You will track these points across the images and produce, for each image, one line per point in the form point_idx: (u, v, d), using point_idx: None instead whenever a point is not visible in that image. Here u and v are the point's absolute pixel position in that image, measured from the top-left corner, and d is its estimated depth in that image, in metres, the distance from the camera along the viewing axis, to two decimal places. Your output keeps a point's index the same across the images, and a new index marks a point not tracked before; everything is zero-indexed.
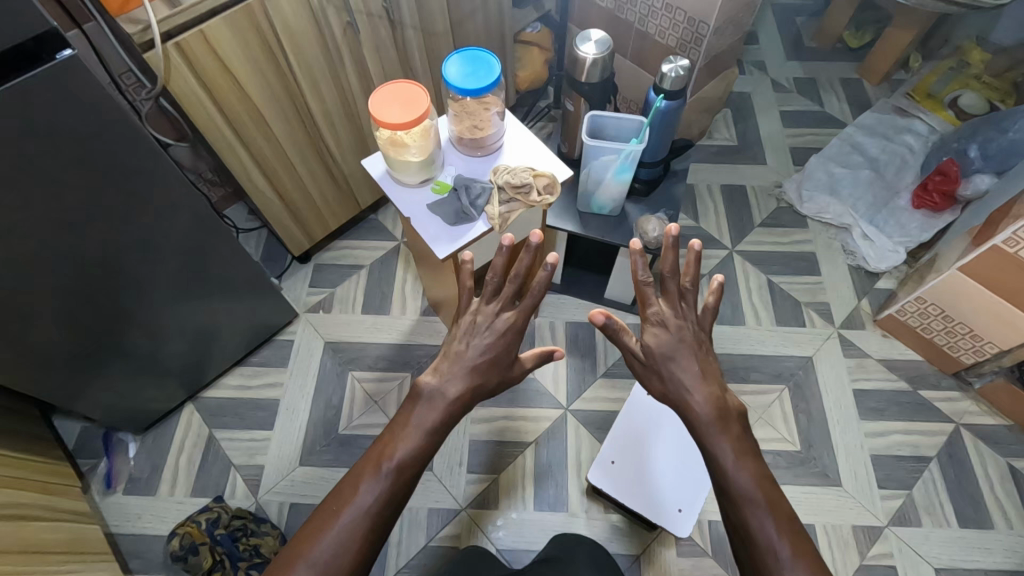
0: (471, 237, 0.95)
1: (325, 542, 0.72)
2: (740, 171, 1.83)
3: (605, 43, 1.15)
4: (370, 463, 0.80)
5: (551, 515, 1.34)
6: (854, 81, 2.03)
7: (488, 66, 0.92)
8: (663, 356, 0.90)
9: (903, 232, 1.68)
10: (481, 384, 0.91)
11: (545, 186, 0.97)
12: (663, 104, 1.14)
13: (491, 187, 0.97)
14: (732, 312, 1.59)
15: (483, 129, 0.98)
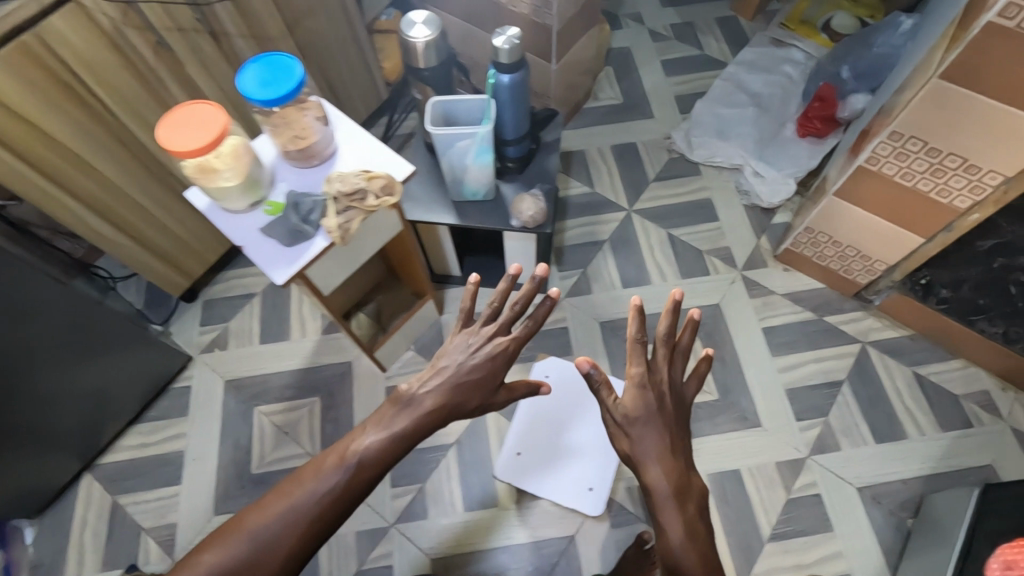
0: (310, 256, 0.89)
1: (269, 520, 0.74)
2: (628, 128, 1.80)
3: (433, 23, 1.07)
4: (332, 456, 0.81)
5: (483, 513, 1.31)
6: (730, 18, 2.01)
7: (288, 68, 0.86)
8: (638, 427, 0.84)
9: (793, 163, 1.67)
10: (471, 396, 0.88)
11: (382, 188, 0.91)
12: (505, 79, 1.08)
13: (325, 198, 0.90)
14: (637, 273, 1.57)
15: (306, 139, 0.92)
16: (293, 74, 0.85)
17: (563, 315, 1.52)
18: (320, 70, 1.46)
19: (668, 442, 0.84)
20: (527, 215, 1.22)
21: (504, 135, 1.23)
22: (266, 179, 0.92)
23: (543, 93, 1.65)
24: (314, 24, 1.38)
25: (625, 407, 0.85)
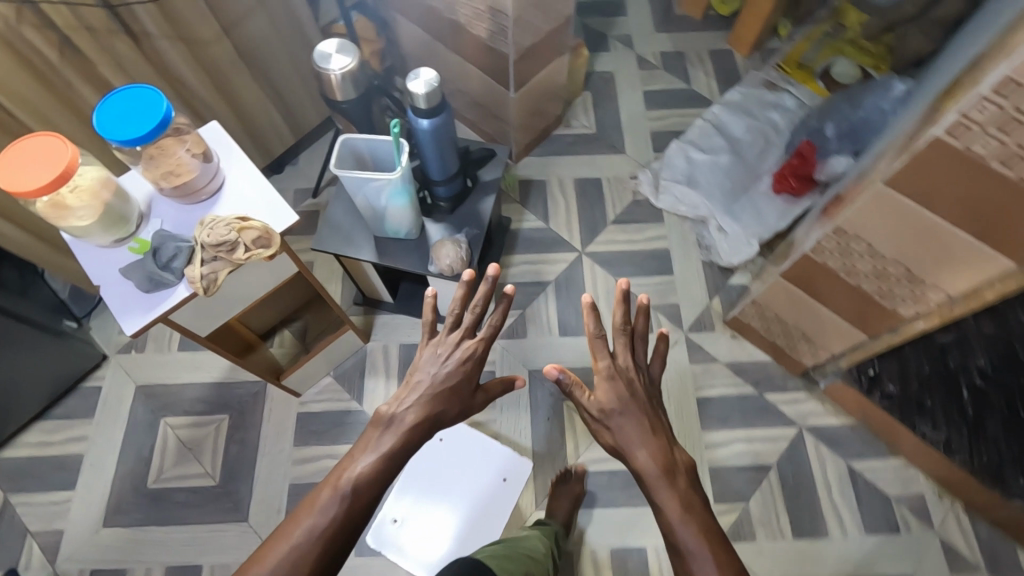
0: (167, 307, 0.83)
1: (269, 561, 0.67)
2: (596, 162, 1.70)
3: (350, 55, 0.98)
4: (320, 490, 0.74)
5: (373, 560, 1.27)
6: (724, 52, 1.89)
7: (147, 103, 0.78)
8: (615, 413, 0.84)
9: (759, 222, 1.58)
10: (446, 408, 0.86)
11: (257, 240, 0.85)
12: (426, 125, 1.00)
13: (192, 244, 0.83)
14: (578, 321, 1.49)
15: (179, 177, 0.85)
16: (149, 110, 0.77)
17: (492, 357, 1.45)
18: (262, 74, 1.38)
19: (648, 422, 0.83)
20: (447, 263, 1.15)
21: (432, 175, 1.15)
22: (137, 215, 0.86)
23: (503, 119, 1.56)
24: (256, 26, 1.29)
25: (598, 395, 0.86)
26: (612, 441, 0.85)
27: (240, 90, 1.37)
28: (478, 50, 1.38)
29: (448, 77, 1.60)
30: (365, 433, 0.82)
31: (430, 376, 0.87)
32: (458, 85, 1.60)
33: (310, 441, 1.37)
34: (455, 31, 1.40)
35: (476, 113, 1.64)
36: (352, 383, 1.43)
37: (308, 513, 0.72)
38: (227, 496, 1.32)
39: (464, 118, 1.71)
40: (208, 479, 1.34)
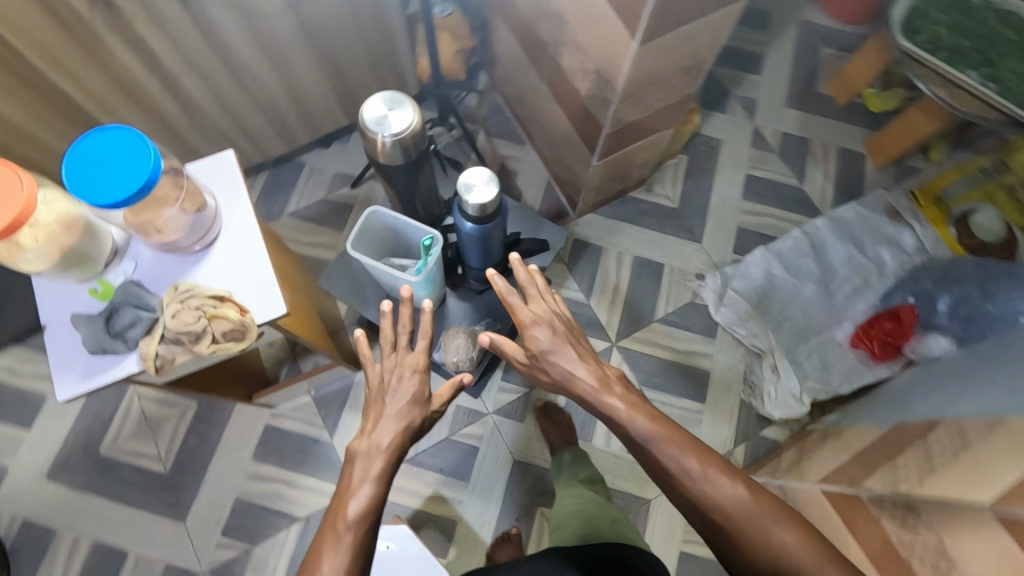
0: (110, 380, 0.71)
1: None
2: (665, 245, 1.50)
3: (407, 123, 0.80)
4: (319, 548, 0.63)
5: None
6: (855, 155, 1.61)
7: (131, 154, 0.63)
8: (545, 353, 0.78)
9: (820, 377, 1.39)
10: (412, 419, 0.76)
11: (229, 333, 0.71)
12: (470, 230, 0.83)
13: (156, 316, 0.71)
14: (584, 422, 1.35)
15: (158, 235, 0.71)
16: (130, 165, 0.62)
17: (481, 431, 1.33)
18: (328, 56, 1.20)
19: (562, 345, 0.79)
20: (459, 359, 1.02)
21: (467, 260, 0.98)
22: (105, 256, 0.73)
23: (578, 174, 1.35)
24: (329, 4, 1.10)
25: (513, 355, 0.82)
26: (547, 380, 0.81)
27: (298, 67, 1.19)
28: (572, 103, 1.17)
29: (533, 105, 1.39)
30: (340, 490, 0.69)
31: (393, 405, 0.76)
32: (541, 117, 1.39)
33: (269, 458, 1.29)
34: (553, 71, 1.19)
35: (551, 152, 1.43)
36: (329, 409, 1.33)
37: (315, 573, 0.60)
38: (172, 488, 1.27)
39: (538, 149, 1.50)
40: (158, 463, 1.28)
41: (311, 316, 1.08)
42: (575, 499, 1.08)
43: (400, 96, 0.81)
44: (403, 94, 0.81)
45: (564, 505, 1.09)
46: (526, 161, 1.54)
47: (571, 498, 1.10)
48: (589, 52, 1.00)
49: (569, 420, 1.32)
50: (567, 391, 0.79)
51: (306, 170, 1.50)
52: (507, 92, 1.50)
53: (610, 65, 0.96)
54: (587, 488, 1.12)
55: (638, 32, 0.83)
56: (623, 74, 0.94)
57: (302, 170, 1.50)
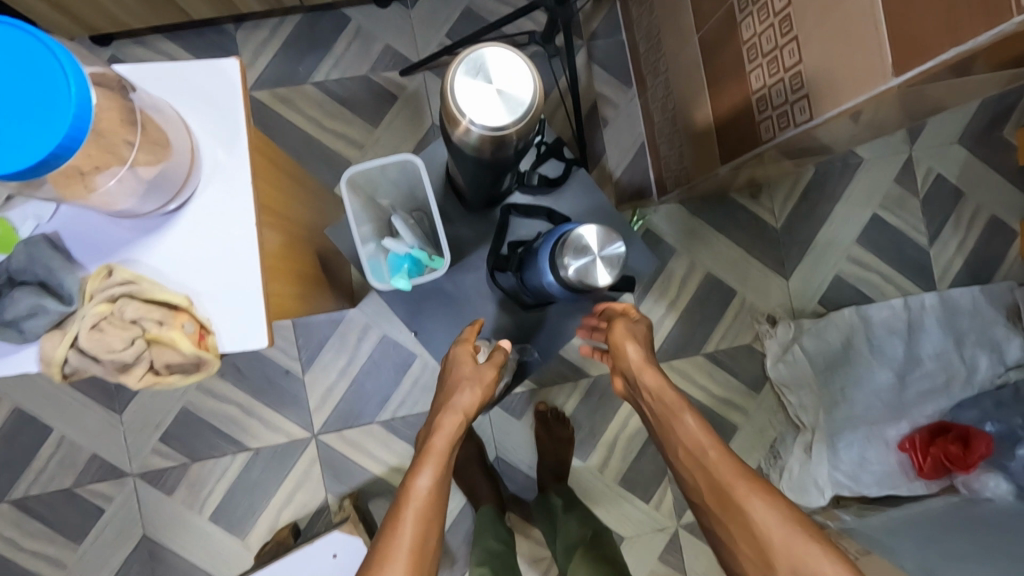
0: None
1: None
2: (745, 269, 1.25)
3: (516, 112, 0.51)
4: (384, 547, 0.60)
5: (224, 535, 1.12)
6: (1006, 231, 1.31)
7: (22, 67, 0.41)
8: (623, 344, 0.71)
9: (854, 472, 1.22)
10: (474, 396, 0.68)
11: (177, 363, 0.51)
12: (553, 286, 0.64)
13: (73, 310, 0.50)
14: (585, 440, 1.19)
15: (88, 197, 0.48)
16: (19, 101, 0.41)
17: None
18: None
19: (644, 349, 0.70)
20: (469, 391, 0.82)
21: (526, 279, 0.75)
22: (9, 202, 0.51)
23: (687, 163, 1.05)
24: None
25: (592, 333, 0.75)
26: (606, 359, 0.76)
27: None
28: (728, 87, 0.85)
29: (664, 49, 1.04)
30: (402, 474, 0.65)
31: (465, 396, 0.68)
32: (668, 71, 1.04)
33: (229, 375, 1.13)
34: (721, 31, 0.84)
35: (662, 118, 1.11)
36: (309, 341, 1.14)
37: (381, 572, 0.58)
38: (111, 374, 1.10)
39: (645, 103, 1.17)
40: None
41: (312, 267, 0.84)
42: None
43: (484, 52, 0.50)
44: (491, 46, 0.50)
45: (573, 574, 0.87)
46: (624, 112, 1.21)
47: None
48: (797, 45, 0.68)
49: (570, 434, 1.15)
50: (632, 390, 0.73)
51: (350, 31, 1.14)
52: (634, 14, 1.13)
53: (828, 84, 0.65)
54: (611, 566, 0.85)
55: (908, 76, 0.54)
56: (836, 108, 0.64)
57: (345, 30, 1.14)
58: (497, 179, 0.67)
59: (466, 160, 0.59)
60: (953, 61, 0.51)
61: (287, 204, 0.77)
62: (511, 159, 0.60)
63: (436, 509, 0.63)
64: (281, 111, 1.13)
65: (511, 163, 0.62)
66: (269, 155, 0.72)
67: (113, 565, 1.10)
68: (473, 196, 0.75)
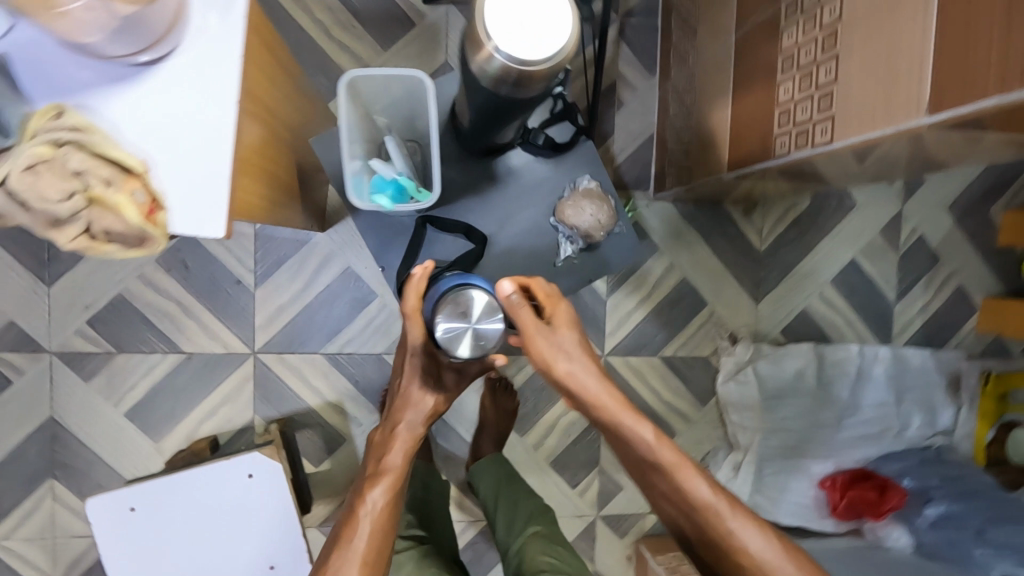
0: None
1: None
2: (719, 283, 1.26)
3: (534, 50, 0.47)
4: (332, 564, 0.62)
5: (137, 433, 1.07)
6: (969, 303, 1.35)
7: None
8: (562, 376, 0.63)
9: (771, 499, 1.26)
10: (426, 406, 0.71)
11: (116, 233, 0.50)
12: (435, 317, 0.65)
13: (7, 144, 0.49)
14: (526, 415, 1.19)
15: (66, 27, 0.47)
16: None
17: None
18: None
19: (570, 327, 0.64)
20: None
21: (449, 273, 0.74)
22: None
23: (691, 162, 1.03)
24: None
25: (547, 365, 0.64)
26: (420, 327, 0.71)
27: None
28: (754, 93, 0.83)
29: (697, 41, 1.00)
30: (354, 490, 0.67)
31: (413, 410, 0.71)
32: (696, 65, 1.01)
33: (174, 271, 1.06)
34: (758, 32, 0.82)
35: (676, 111, 1.08)
36: (266, 254, 1.08)
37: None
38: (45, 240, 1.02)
39: (664, 94, 1.14)
40: None
41: (282, 177, 0.77)
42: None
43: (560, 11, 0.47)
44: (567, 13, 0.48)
45: (526, 561, 0.86)
46: (639, 98, 1.18)
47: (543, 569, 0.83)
48: (835, 63, 0.66)
49: (514, 407, 1.15)
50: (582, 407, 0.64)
51: None
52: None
53: (855, 108, 0.63)
54: (563, 551, 0.87)
55: (937, 116, 0.53)
56: (858, 137, 0.63)
57: None
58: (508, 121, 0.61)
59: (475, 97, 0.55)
60: (996, 109, 0.49)
61: (276, 103, 0.73)
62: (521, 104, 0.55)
63: (388, 526, 0.64)
64: (288, 6, 1.05)
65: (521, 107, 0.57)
66: (272, 50, 0.70)
67: (11, 441, 1.03)
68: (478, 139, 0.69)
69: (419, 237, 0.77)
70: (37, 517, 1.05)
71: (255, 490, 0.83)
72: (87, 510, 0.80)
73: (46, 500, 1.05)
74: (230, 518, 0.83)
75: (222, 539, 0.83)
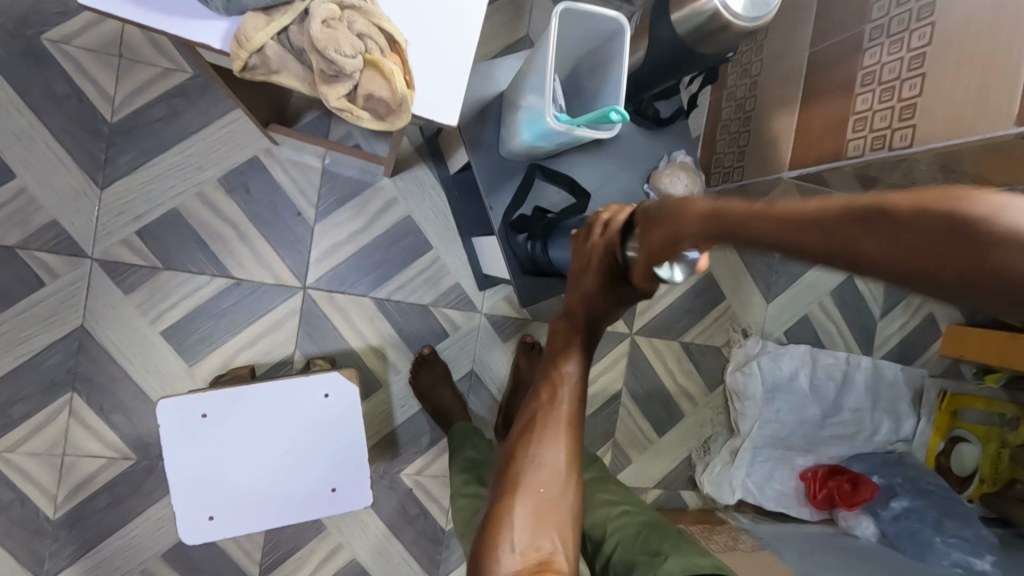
0: (195, 31, 0.57)
1: (540, 456, 0.61)
2: (737, 281, 1.37)
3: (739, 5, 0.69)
4: (539, 421, 0.63)
5: (171, 354, 1.03)
6: (936, 328, 1.53)
7: None
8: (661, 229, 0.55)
9: (760, 485, 1.36)
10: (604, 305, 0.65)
11: (374, 99, 0.58)
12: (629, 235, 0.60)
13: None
14: None
15: None
16: None
17: (461, 322, 1.17)
18: None
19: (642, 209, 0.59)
20: (520, 284, 0.84)
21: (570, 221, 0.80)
22: None
23: (745, 162, 1.12)
24: None
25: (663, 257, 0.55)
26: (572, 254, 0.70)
27: None
28: (828, 102, 0.93)
29: (763, 53, 1.11)
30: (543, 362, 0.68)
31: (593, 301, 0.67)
32: (759, 75, 1.11)
33: (236, 193, 1.04)
34: (837, 50, 0.93)
35: (731, 115, 1.19)
36: (331, 191, 1.08)
37: (545, 443, 0.61)
38: (105, 140, 0.98)
39: (717, 99, 1.25)
40: (107, 107, 0.98)
41: None
42: (623, 525, 0.77)
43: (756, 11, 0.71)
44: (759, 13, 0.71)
45: (586, 502, 0.83)
46: None
47: (605, 512, 0.80)
48: (922, 80, 0.78)
49: None
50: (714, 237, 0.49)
51: None
52: None
53: (939, 118, 0.75)
54: (621, 492, 0.86)
55: None
56: (940, 143, 0.75)
57: None
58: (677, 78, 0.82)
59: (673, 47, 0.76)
60: None
61: None
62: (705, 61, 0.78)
63: (583, 398, 0.65)
64: None
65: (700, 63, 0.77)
66: None
67: (33, 346, 0.97)
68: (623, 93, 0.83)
69: (528, 182, 0.82)
70: (48, 431, 0.98)
71: (328, 412, 0.83)
72: (158, 413, 0.77)
73: (62, 414, 0.99)
74: (299, 437, 0.82)
75: (290, 458, 0.82)
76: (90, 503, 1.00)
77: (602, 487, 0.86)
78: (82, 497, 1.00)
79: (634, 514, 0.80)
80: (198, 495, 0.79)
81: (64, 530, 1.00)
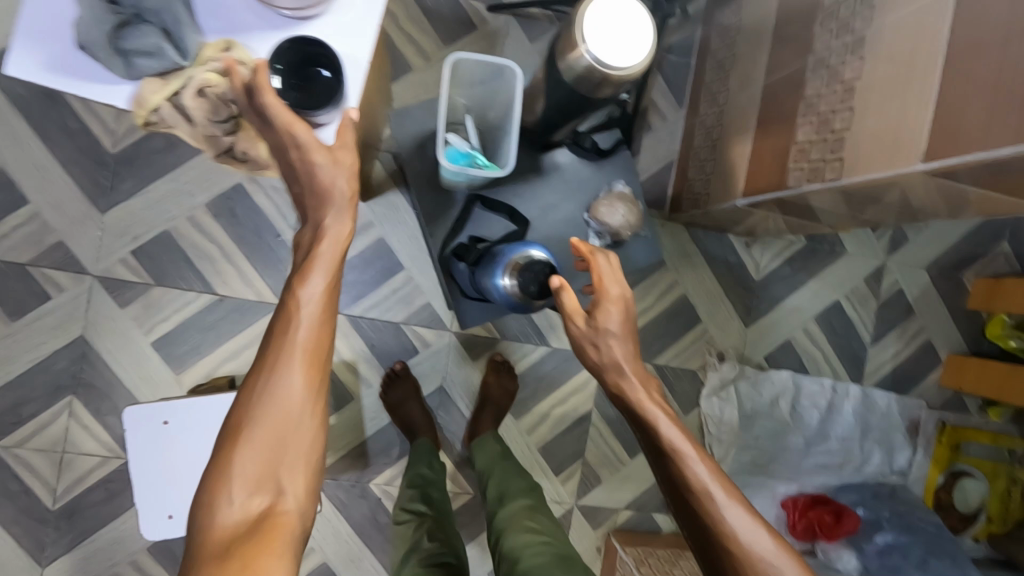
0: (101, 95, 0.67)
1: (274, 394, 0.57)
2: (714, 305, 1.37)
3: (605, 57, 0.68)
4: (275, 346, 0.59)
5: (160, 364, 1.12)
6: (937, 357, 1.47)
7: None
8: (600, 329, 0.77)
9: None
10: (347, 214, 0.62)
11: (252, 152, 0.73)
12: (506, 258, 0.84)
13: (183, 65, 0.67)
14: (524, 400, 1.28)
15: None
16: None
17: (432, 339, 1.22)
18: None
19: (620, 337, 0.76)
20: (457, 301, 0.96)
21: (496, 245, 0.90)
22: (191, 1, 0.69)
23: (710, 189, 1.14)
24: None
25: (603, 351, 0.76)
26: (277, 155, 0.65)
27: None
28: (775, 132, 0.94)
29: (728, 82, 1.12)
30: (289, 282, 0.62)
31: (334, 212, 0.61)
32: (725, 104, 1.13)
33: (222, 217, 1.13)
34: (785, 81, 0.94)
35: (700, 142, 1.20)
36: None
37: (274, 370, 0.58)
38: (107, 169, 1.09)
39: (691, 125, 1.26)
40: (110, 139, 1.09)
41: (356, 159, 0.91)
42: (536, 553, 0.86)
43: (631, 59, 0.68)
44: (632, 62, 0.68)
45: (512, 528, 0.92)
46: (667, 126, 1.30)
47: (526, 538, 0.90)
48: (852, 114, 0.78)
49: (514, 388, 1.22)
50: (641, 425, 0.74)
51: None
52: (711, 42, 1.21)
53: (865, 153, 0.75)
54: (546, 521, 0.94)
55: (937, 164, 0.66)
56: (864, 175, 0.75)
57: None
58: (589, 114, 0.81)
59: (578, 101, 0.77)
60: (986, 160, 0.62)
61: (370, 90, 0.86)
62: (605, 102, 0.77)
63: (325, 315, 0.60)
64: None
65: (596, 104, 0.78)
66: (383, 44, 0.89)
67: (41, 353, 1.09)
68: (558, 128, 0.86)
69: (465, 212, 0.93)
70: (50, 430, 1.09)
71: None
72: (125, 420, 0.86)
73: (64, 415, 1.09)
74: None
75: None
76: (85, 498, 1.10)
77: (529, 514, 0.94)
78: (79, 491, 1.10)
79: (550, 545, 0.88)
80: (163, 496, 0.88)
81: (63, 521, 1.10)
